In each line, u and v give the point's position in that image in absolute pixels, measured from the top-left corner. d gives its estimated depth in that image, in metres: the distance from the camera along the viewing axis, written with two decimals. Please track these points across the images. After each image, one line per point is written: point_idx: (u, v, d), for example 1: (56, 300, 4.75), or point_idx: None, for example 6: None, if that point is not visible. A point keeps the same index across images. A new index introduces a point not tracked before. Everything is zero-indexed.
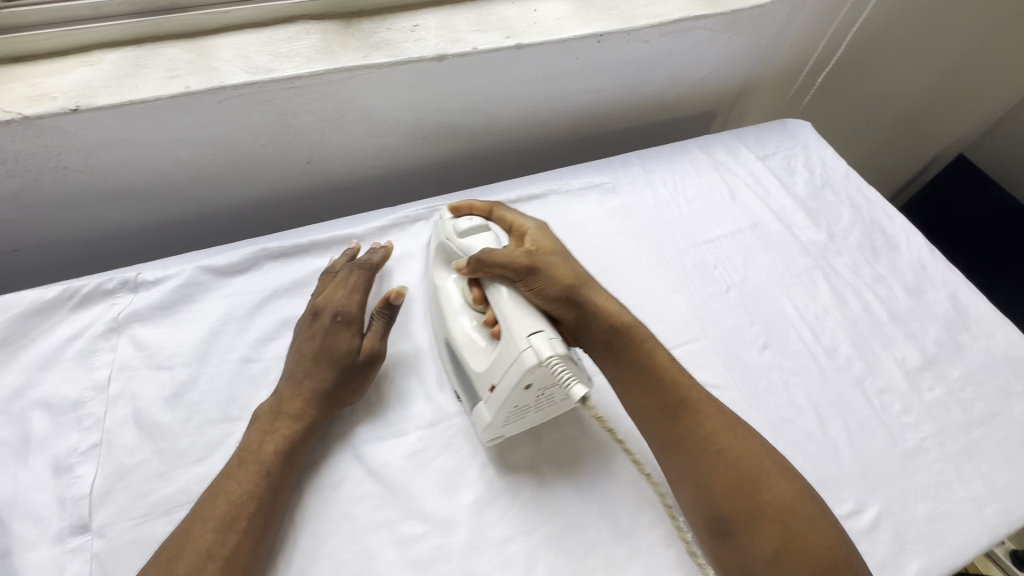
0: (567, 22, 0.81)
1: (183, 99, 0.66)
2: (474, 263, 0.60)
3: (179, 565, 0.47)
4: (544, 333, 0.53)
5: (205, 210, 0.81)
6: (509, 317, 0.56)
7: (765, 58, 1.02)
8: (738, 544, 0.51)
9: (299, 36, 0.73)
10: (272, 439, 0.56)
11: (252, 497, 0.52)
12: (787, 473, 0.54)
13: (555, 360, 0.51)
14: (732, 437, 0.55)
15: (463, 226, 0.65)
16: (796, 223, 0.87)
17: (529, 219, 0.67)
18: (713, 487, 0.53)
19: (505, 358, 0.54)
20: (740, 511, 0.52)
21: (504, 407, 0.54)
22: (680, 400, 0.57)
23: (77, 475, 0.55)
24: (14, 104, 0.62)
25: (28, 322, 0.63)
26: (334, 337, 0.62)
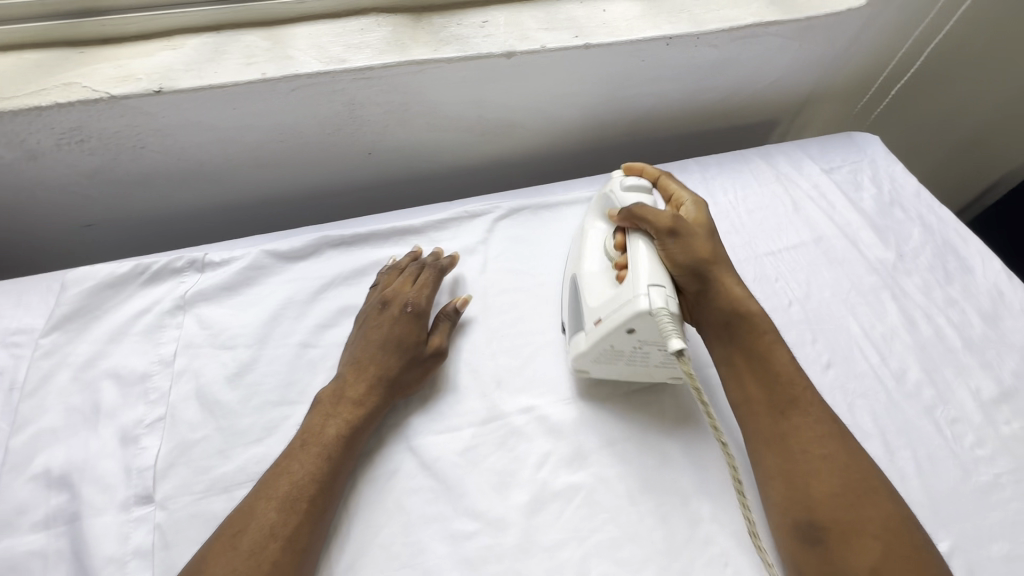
0: (636, 23, 0.80)
1: (259, 86, 0.67)
2: (628, 213, 0.63)
3: (243, 541, 0.48)
4: (663, 288, 0.55)
5: (268, 197, 0.83)
6: (639, 264, 0.58)
7: (835, 68, 0.98)
8: (828, 555, 0.49)
9: (370, 28, 0.74)
10: (335, 422, 0.56)
11: (313, 480, 0.52)
12: (890, 494, 0.51)
13: (665, 314, 0.53)
14: (839, 445, 0.53)
15: (629, 181, 0.68)
16: (862, 240, 0.83)
17: (690, 193, 0.68)
18: (812, 491, 0.51)
19: (618, 299, 0.57)
20: (837, 522, 0.49)
21: (602, 340, 0.58)
22: (792, 398, 0.55)
23: (142, 446, 0.56)
24: (102, 84, 0.64)
25: (101, 295, 0.65)
26: (402, 329, 0.63)
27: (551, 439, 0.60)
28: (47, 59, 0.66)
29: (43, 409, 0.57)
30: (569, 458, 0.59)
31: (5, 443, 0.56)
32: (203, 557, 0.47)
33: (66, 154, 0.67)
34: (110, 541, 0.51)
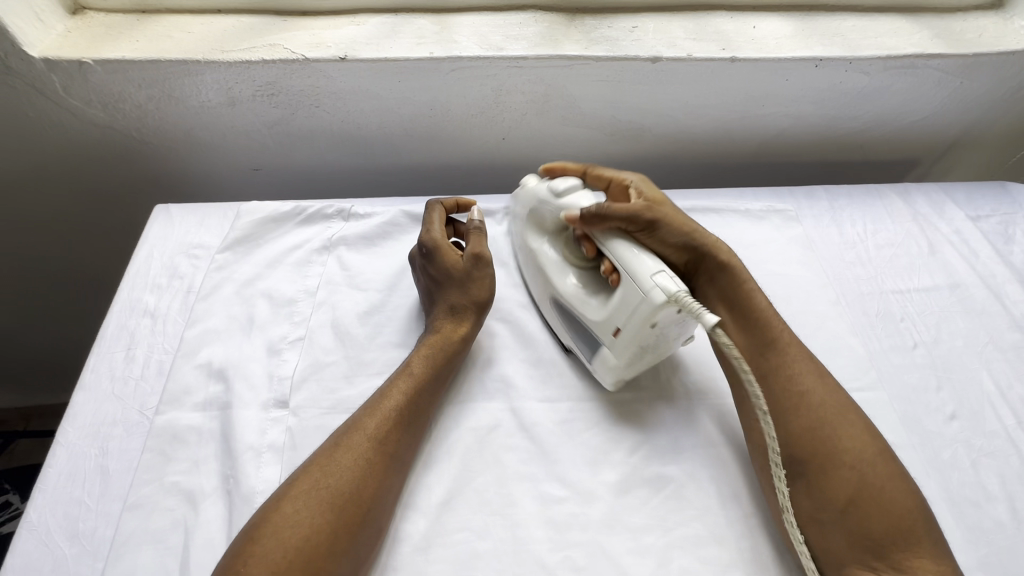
0: (786, 42, 0.80)
1: (425, 63, 0.74)
2: (589, 216, 0.62)
3: (348, 441, 0.53)
4: (666, 272, 0.55)
5: (404, 166, 0.91)
6: (628, 260, 0.58)
7: (996, 112, 0.92)
8: (809, 488, 0.51)
9: (527, 23, 0.80)
10: (420, 354, 0.62)
11: (410, 403, 0.57)
12: (872, 434, 0.53)
13: (683, 295, 0.53)
14: (815, 382, 0.55)
15: (559, 187, 0.67)
16: (1007, 294, 0.77)
17: (630, 173, 0.71)
18: (789, 427, 0.54)
19: (629, 302, 0.57)
20: (815, 454, 0.52)
21: (632, 346, 0.57)
22: (768, 341, 0.59)
23: (284, 358, 0.64)
24: (300, 48, 0.74)
25: (266, 227, 0.74)
26: (440, 266, 0.66)
27: (642, 430, 0.61)
28: (257, 24, 0.77)
29: (211, 312, 0.67)
30: (658, 450, 0.60)
31: (179, 333, 0.66)
32: (313, 455, 0.53)
33: (257, 104, 0.78)
34: (251, 431, 0.58)
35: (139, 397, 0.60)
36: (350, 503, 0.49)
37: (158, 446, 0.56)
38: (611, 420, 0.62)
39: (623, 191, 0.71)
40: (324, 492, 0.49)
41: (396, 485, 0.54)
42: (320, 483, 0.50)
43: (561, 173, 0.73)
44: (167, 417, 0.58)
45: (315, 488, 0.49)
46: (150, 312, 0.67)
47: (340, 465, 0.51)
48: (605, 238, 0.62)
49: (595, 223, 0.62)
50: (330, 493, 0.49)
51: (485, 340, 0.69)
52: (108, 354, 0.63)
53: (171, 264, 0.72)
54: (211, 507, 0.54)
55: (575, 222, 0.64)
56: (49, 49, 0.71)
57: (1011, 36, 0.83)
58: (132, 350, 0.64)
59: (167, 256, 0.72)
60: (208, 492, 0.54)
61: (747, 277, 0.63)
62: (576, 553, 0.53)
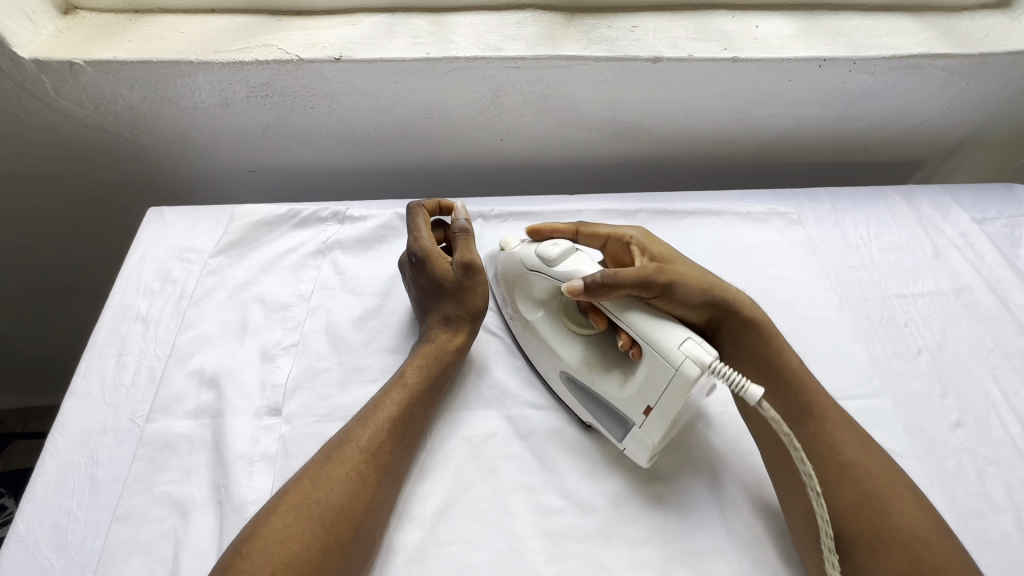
0: (789, 42, 0.79)
1: (422, 63, 0.73)
2: (596, 288, 0.55)
3: (341, 455, 0.52)
4: (693, 339, 0.51)
5: (401, 167, 0.90)
6: (650, 333, 0.53)
7: (1001, 113, 0.90)
8: (856, 565, 0.49)
9: (525, 22, 0.78)
10: (413, 364, 0.60)
11: (404, 414, 0.57)
12: (922, 507, 0.51)
13: (719, 365, 0.49)
14: (859, 451, 0.53)
15: (550, 253, 0.60)
16: (1013, 299, 0.76)
17: (628, 227, 0.68)
18: (834, 502, 0.51)
19: (657, 377, 0.52)
20: (863, 530, 0.49)
21: (667, 424, 0.53)
22: (805, 406, 0.57)
23: (277, 365, 0.63)
24: (294, 48, 0.73)
25: (259, 230, 0.73)
26: (428, 276, 0.64)
27: None
28: (251, 24, 0.76)
29: (203, 318, 0.66)
30: (657, 459, 0.59)
31: (170, 339, 0.65)
32: (307, 465, 0.52)
33: (250, 105, 0.77)
34: (243, 440, 0.57)
35: (130, 405, 0.59)
36: (340, 518, 0.48)
37: (148, 455, 0.55)
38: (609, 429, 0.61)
39: (625, 247, 0.67)
40: (320, 503, 0.49)
41: (388, 496, 0.53)
42: (319, 492, 0.49)
43: (548, 234, 0.67)
44: (158, 425, 0.57)
45: (305, 503, 0.48)
46: (142, 317, 0.66)
47: (331, 479, 0.50)
48: (621, 308, 0.56)
49: (602, 293, 0.55)
50: (320, 509, 0.48)
51: (481, 346, 0.68)
52: (99, 360, 0.62)
53: (164, 268, 0.71)
54: (202, 518, 0.53)
55: (575, 294, 0.56)
56: (39, 50, 0.70)
57: (1018, 36, 0.81)
58: (123, 356, 0.63)
59: (160, 260, 0.71)
60: (198, 502, 0.54)
61: (774, 334, 0.61)
62: (573, 566, 0.52)
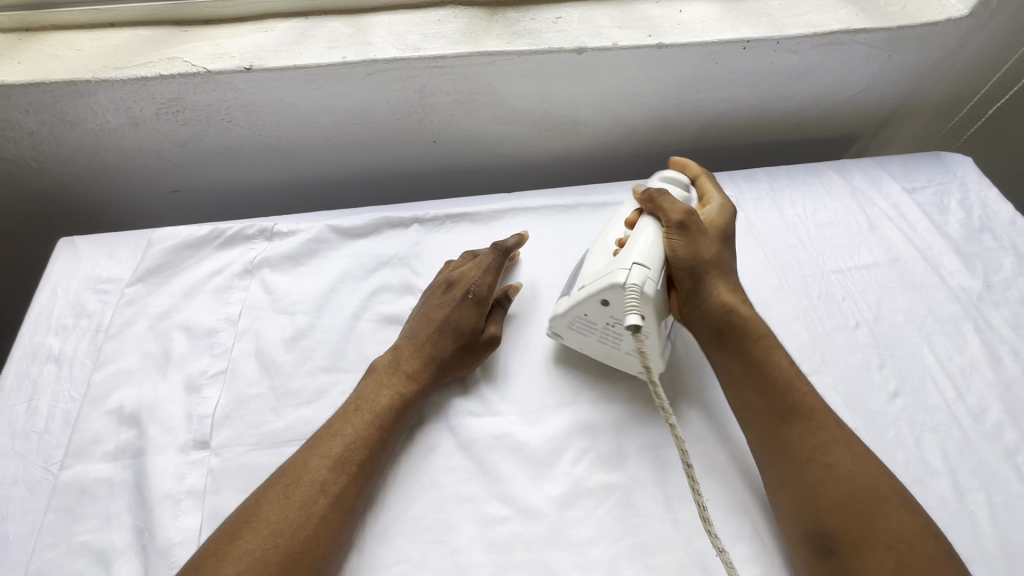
0: (713, 25, 0.78)
1: (338, 68, 0.70)
2: (650, 195, 0.63)
3: (296, 492, 0.51)
4: (646, 270, 0.57)
5: (335, 176, 0.87)
6: (635, 246, 0.59)
7: (926, 83, 0.92)
8: (840, 566, 0.48)
9: (447, 20, 0.76)
10: (388, 391, 0.59)
11: (364, 446, 0.55)
12: (884, 476, 0.51)
13: (631, 288, 0.55)
14: (845, 454, 0.52)
15: (667, 172, 0.69)
16: (944, 266, 0.77)
17: (719, 194, 0.70)
18: (817, 501, 0.50)
19: (604, 271, 0.59)
20: (847, 532, 0.48)
21: (576, 306, 0.60)
22: (792, 405, 0.54)
23: (203, 395, 0.60)
24: (200, 60, 0.69)
25: (181, 254, 0.70)
26: (460, 314, 0.64)
27: (588, 437, 0.59)
28: (155, 36, 0.72)
29: (122, 351, 0.62)
30: (604, 457, 0.58)
31: (86, 377, 0.61)
32: (253, 503, 0.50)
33: (162, 122, 0.73)
34: (168, 478, 0.54)
35: (44, 452, 0.56)
36: (298, 564, 0.47)
37: (64, 504, 0.52)
38: (555, 429, 0.60)
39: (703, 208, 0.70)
40: (273, 552, 0.47)
41: (349, 534, 0.51)
42: (267, 542, 0.47)
43: (680, 168, 0.73)
44: (73, 471, 0.54)
45: (264, 551, 0.47)
46: (55, 356, 0.62)
47: (285, 522, 0.49)
48: (643, 218, 0.63)
49: (647, 203, 0.64)
50: (279, 555, 0.47)
51: None
52: (7, 407, 0.58)
53: (78, 301, 0.67)
54: (125, 565, 0.50)
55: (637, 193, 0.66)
56: None
57: (934, 6, 0.83)
58: (34, 401, 0.59)
59: (73, 294, 0.67)
60: (121, 549, 0.51)
61: (764, 329, 0.59)
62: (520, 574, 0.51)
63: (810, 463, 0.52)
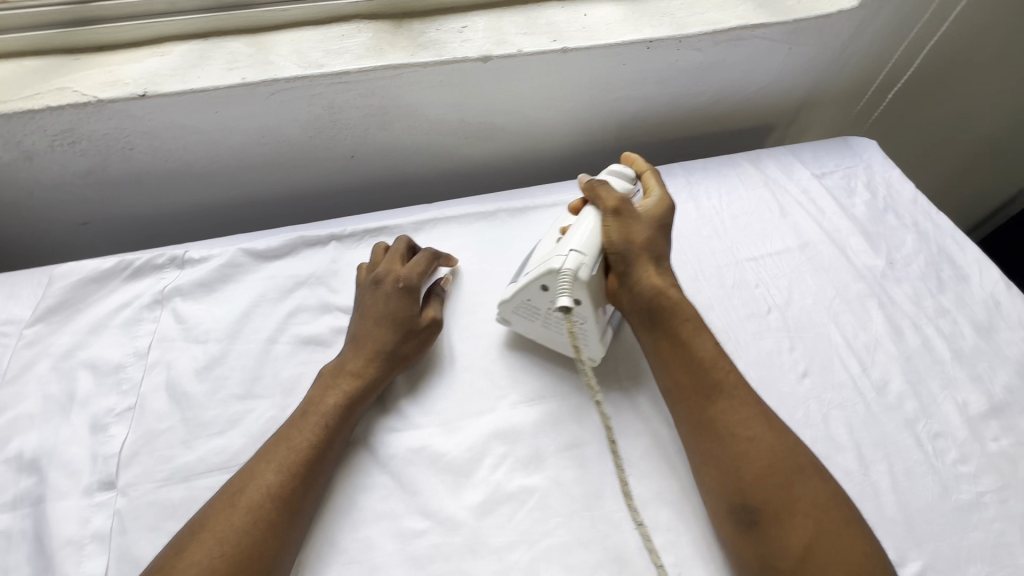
0: (616, 27, 0.80)
1: (239, 90, 0.69)
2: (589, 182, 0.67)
3: (241, 499, 0.50)
4: (581, 256, 0.60)
5: (254, 197, 0.85)
6: (571, 234, 0.62)
7: (829, 72, 0.96)
8: (764, 537, 0.49)
9: (352, 34, 0.76)
10: (336, 391, 0.59)
11: (313, 447, 0.55)
12: (802, 448, 0.53)
13: (565, 274, 0.59)
14: (763, 426, 0.53)
15: (616, 166, 0.71)
16: (851, 247, 0.81)
17: (662, 189, 0.70)
18: (740, 475, 0.51)
19: (544, 257, 0.62)
20: (768, 503, 0.50)
21: (520, 292, 0.63)
22: (714, 383, 0.56)
23: (110, 435, 0.58)
24: (91, 89, 0.67)
25: (86, 289, 0.68)
26: (396, 305, 0.64)
27: (507, 442, 0.60)
28: (44, 66, 0.70)
29: (21, 396, 0.60)
30: (523, 461, 0.58)
31: None
32: (190, 526, 0.49)
33: (59, 155, 0.71)
34: (71, 524, 0.52)
35: None
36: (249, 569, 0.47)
37: None
38: (473, 437, 0.60)
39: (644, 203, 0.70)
40: (218, 561, 0.46)
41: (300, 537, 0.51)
42: (213, 551, 0.47)
43: (629, 163, 0.74)
44: None
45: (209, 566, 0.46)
46: None
47: (232, 528, 0.48)
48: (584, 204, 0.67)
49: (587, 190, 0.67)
50: (226, 562, 0.46)
51: None
52: None
53: None
54: None
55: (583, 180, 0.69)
56: None
57: None
58: None
59: None
60: None
61: (689, 312, 0.61)
62: None
63: (734, 436, 0.53)
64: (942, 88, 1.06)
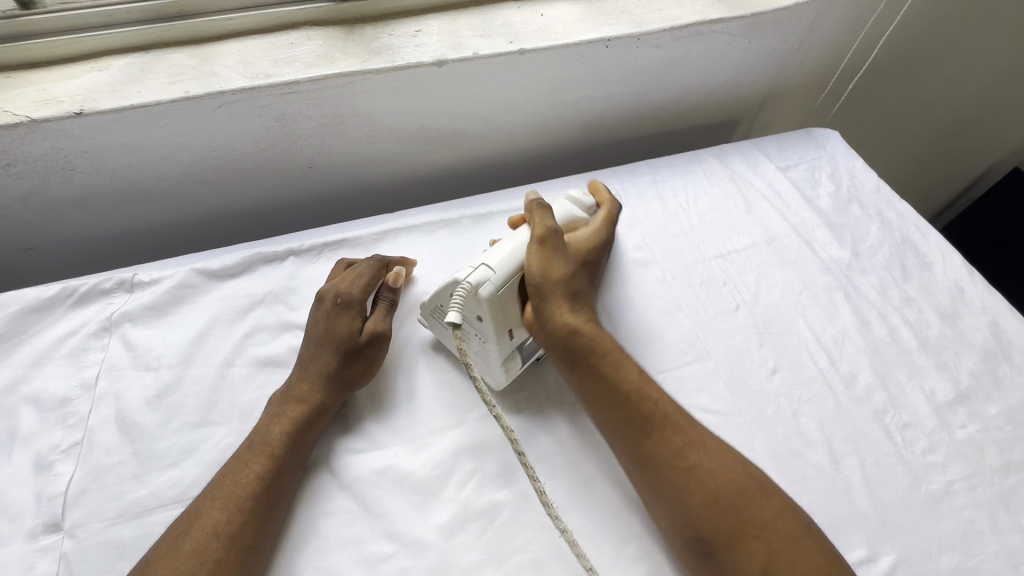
0: (574, 26, 0.79)
1: (183, 104, 0.67)
2: (533, 204, 0.67)
3: (187, 541, 0.49)
4: (489, 272, 0.59)
5: (209, 213, 0.83)
6: (495, 251, 0.61)
7: (789, 64, 0.96)
8: (721, 565, 0.48)
9: (302, 42, 0.73)
10: (280, 421, 0.57)
11: (260, 480, 0.53)
12: (743, 467, 0.52)
13: (462, 285, 0.57)
14: (700, 454, 0.53)
15: (577, 196, 0.74)
16: (817, 239, 0.81)
17: (604, 234, 0.70)
18: (687, 507, 0.50)
19: (464, 266, 0.62)
20: (719, 529, 0.49)
21: (433, 298, 0.62)
22: (646, 415, 0.55)
23: (55, 473, 0.55)
24: (23, 108, 0.64)
25: (27, 319, 0.64)
26: (336, 323, 0.63)
27: (475, 457, 0.58)
28: None
29: None
30: (491, 476, 0.57)
31: None
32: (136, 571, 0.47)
33: None
34: (14, 571, 0.50)
35: None
36: None
37: None
38: (439, 454, 0.58)
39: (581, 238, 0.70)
40: None
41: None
42: None
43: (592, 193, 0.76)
44: None
45: None
46: None
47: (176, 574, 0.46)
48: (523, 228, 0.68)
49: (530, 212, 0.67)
50: None
51: None
52: None
53: None
54: None
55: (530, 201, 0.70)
56: None
57: None
58: None
59: None
60: None
61: (608, 344, 0.60)
62: None
63: (673, 469, 0.52)
64: (900, 78, 1.08)
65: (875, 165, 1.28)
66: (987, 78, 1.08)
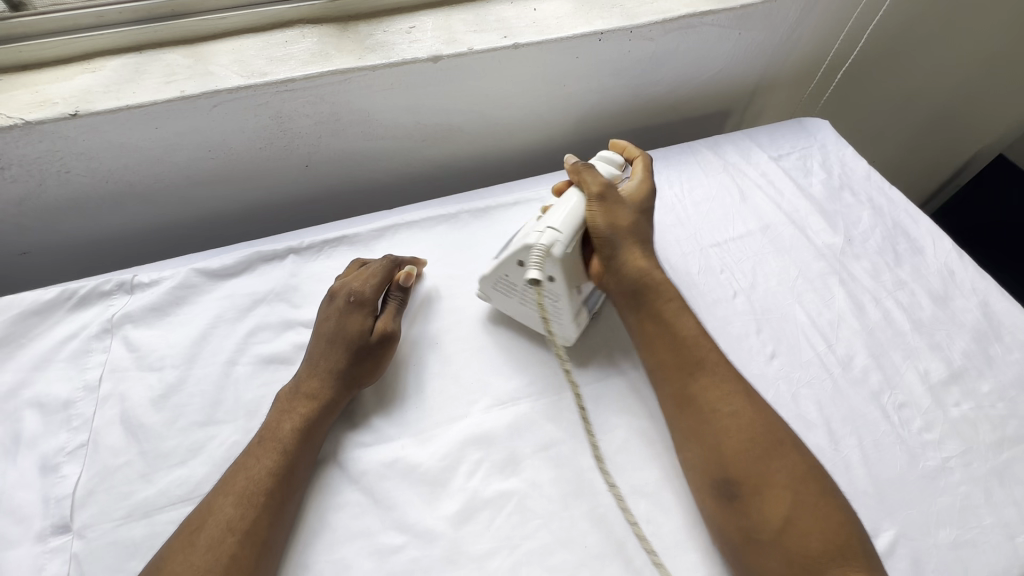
0: (567, 20, 0.79)
1: (179, 103, 0.66)
2: (575, 164, 0.66)
3: (201, 537, 0.49)
4: (557, 233, 0.60)
5: (206, 213, 0.82)
6: (553, 212, 0.62)
7: (779, 55, 0.98)
8: (745, 510, 0.51)
9: (296, 40, 0.73)
10: (290, 417, 0.57)
11: (271, 475, 0.53)
12: (781, 422, 0.54)
13: (538, 247, 0.59)
14: (744, 403, 0.55)
15: (605, 151, 0.72)
16: (811, 226, 0.82)
17: (648, 179, 0.70)
18: (724, 450, 0.53)
19: (524, 231, 0.62)
20: (749, 476, 0.51)
21: (499, 266, 0.63)
22: (698, 361, 0.58)
23: (62, 475, 0.55)
24: (17, 110, 0.63)
25: (27, 322, 0.64)
26: (347, 321, 0.63)
27: (482, 447, 0.59)
28: None
29: None
30: (498, 465, 0.58)
31: None
32: (150, 567, 0.48)
33: None
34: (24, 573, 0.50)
35: None
36: None
37: None
38: (446, 445, 0.59)
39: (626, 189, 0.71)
40: None
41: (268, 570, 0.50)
42: None
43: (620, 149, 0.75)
44: None
45: None
46: None
47: (191, 569, 0.47)
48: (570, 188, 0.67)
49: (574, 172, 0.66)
50: None
51: None
52: None
53: None
54: None
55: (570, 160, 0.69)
56: None
57: None
58: None
59: None
60: None
61: (670, 292, 0.62)
62: None
63: (715, 413, 0.55)
64: (889, 66, 1.09)
65: (865, 153, 1.30)
66: (972, 65, 1.10)
